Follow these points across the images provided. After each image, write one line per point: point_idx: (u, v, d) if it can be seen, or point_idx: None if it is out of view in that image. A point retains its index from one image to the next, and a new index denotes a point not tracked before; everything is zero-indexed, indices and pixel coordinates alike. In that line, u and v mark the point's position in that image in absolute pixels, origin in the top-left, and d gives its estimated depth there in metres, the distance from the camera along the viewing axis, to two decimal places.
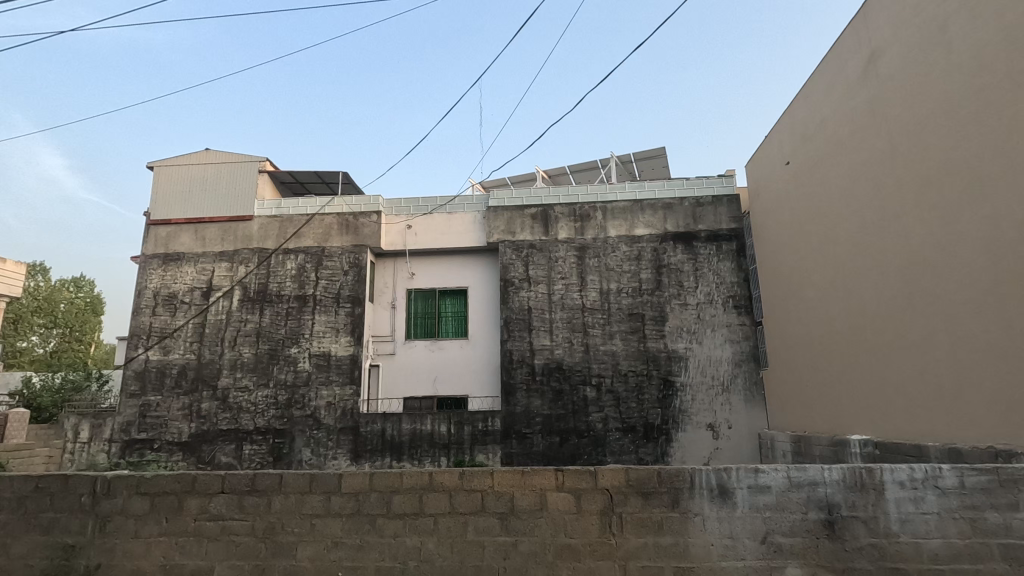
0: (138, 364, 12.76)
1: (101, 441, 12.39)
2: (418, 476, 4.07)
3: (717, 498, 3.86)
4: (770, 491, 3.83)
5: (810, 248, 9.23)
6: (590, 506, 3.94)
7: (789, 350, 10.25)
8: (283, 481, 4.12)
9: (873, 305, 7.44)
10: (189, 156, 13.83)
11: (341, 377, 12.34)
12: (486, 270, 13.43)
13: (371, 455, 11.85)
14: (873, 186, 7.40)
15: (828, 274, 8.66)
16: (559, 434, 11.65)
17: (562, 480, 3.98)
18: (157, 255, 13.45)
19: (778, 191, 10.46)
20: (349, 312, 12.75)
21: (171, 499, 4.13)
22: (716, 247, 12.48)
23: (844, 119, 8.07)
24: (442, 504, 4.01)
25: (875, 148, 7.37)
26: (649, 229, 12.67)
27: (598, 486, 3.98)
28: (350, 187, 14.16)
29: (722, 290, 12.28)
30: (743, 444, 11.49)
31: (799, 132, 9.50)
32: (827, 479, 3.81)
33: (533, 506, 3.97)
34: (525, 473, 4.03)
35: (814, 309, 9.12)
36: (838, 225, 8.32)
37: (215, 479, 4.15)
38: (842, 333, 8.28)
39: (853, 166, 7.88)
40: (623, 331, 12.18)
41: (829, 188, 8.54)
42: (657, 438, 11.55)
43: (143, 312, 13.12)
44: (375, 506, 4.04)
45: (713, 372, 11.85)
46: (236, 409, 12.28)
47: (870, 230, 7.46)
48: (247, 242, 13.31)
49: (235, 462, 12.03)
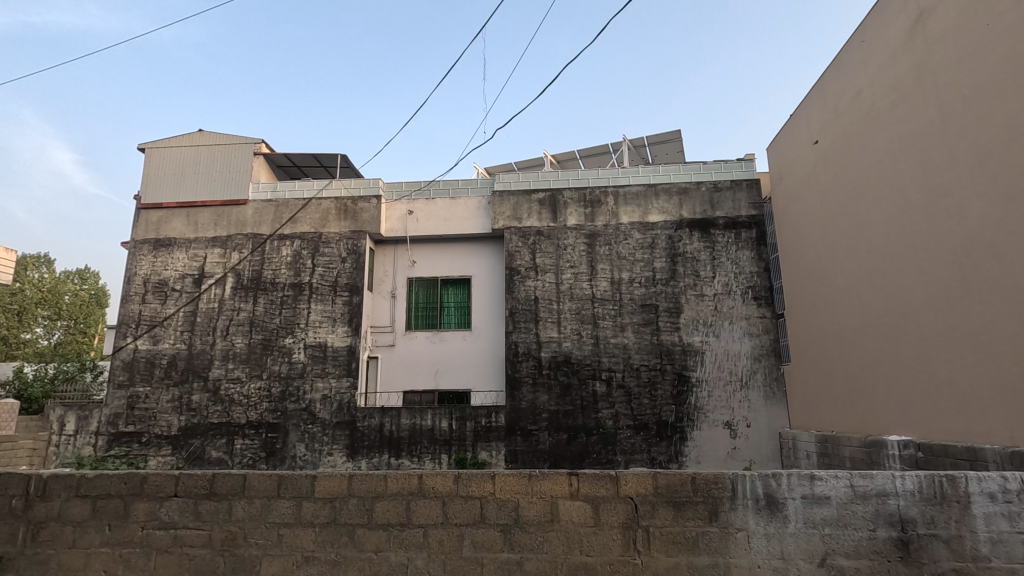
0: (127, 353, 12.21)
1: (87, 434, 11.87)
2: (405, 480, 3.43)
3: (764, 510, 3.20)
4: (830, 504, 3.16)
5: (841, 233, 8.54)
6: (610, 519, 3.29)
7: (814, 345, 9.57)
8: (247, 484, 3.50)
9: (918, 293, 6.73)
10: (182, 138, 13.26)
11: (338, 369, 11.75)
12: (490, 258, 12.78)
13: (368, 451, 11.25)
14: (918, 161, 6.71)
15: (862, 260, 7.97)
16: (568, 431, 11.00)
17: (576, 486, 3.34)
18: (148, 240, 12.88)
19: (804, 173, 9.74)
20: (346, 301, 12.13)
21: (116, 504, 3.51)
22: (735, 235, 11.76)
23: (884, 89, 7.37)
24: (434, 514, 3.37)
25: (921, 119, 6.68)
26: (663, 215, 11.97)
27: (619, 494, 3.32)
28: (349, 171, 13.54)
29: (742, 280, 11.57)
30: (763, 443, 10.79)
31: (829, 107, 8.77)
32: (900, 489, 3.14)
33: (541, 518, 3.32)
34: (531, 478, 3.39)
35: (846, 297, 8.42)
36: (875, 206, 7.61)
37: (169, 481, 3.53)
38: (878, 325, 7.60)
39: (893, 140, 7.18)
40: (635, 324, 11.51)
41: (864, 167, 7.86)
42: (670, 437, 10.87)
43: (131, 300, 12.56)
44: (354, 515, 3.41)
45: (730, 367, 11.17)
46: (228, 402, 11.72)
47: (914, 209, 6.78)
48: (241, 227, 12.72)
49: (226, 458, 11.45)
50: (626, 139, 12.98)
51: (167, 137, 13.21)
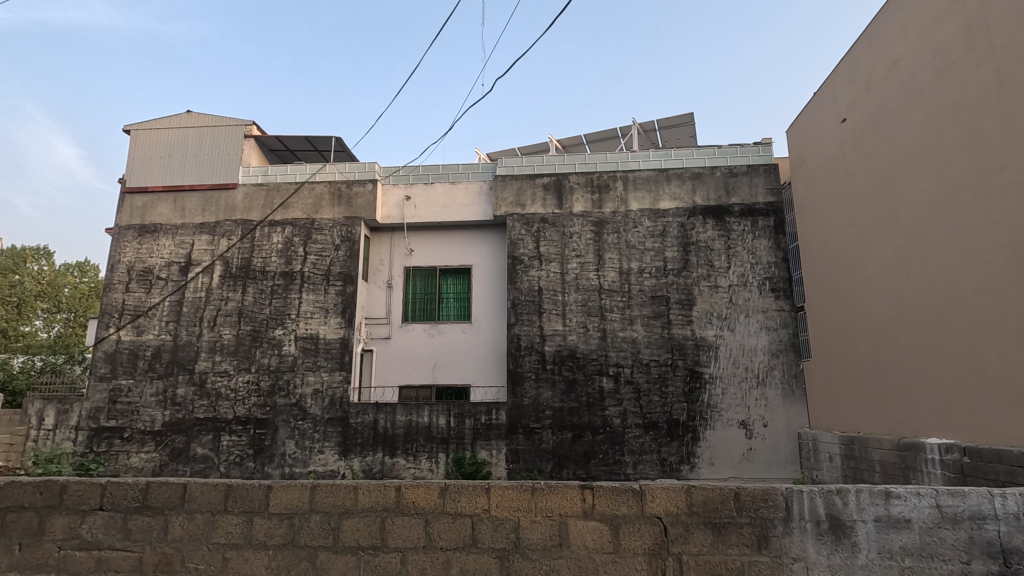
0: (109, 345, 11.62)
1: (67, 428, 11.25)
2: (379, 492, 2.81)
3: (827, 537, 2.55)
4: (910, 529, 2.51)
5: (872, 218, 7.86)
6: (632, 544, 2.66)
7: (838, 339, 8.89)
8: (187, 495, 2.87)
9: (965, 280, 6.07)
10: (169, 119, 12.64)
11: (330, 362, 11.14)
12: (491, 248, 12.14)
13: (361, 449, 10.62)
14: (967, 133, 6.04)
15: (895, 246, 7.31)
16: (572, 430, 10.36)
17: (591, 503, 2.71)
18: (132, 226, 12.25)
19: (829, 156, 9.06)
20: (340, 290, 11.51)
21: (29, 518, 2.89)
22: (752, 223, 11.07)
23: (927, 56, 6.68)
24: (413, 535, 2.74)
25: (971, 86, 6.00)
26: (675, 202, 11.29)
27: (644, 513, 2.69)
28: (344, 155, 12.88)
29: (758, 271, 10.89)
30: (781, 445, 10.12)
31: (860, 81, 8.09)
32: (1001, 512, 2.49)
33: (547, 542, 2.69)
34: (534, 491, 2.76)
35: (878, 287, 7.74)
36: (913, 186, 6.93)
37: (92, 491, 2.89)
38: (914, 316, 6.94)
39: (937, 112, 6.50)
40: (645, 317, 10.85)
41: (899, 144, 7.19)
42: (682, 436, 10.22)
43: (115, 288, 11.95)
44: (315, 535, 2.78)
45: (746, 363, 10.50)
46: (214, 396, 11.12)
47: (961, 188, 6.12)
48: (230, 213, 12.10)
49: (212, 455, 10.84)
50: (636, 122, 12.32)
51: (155, 118, 12.60)
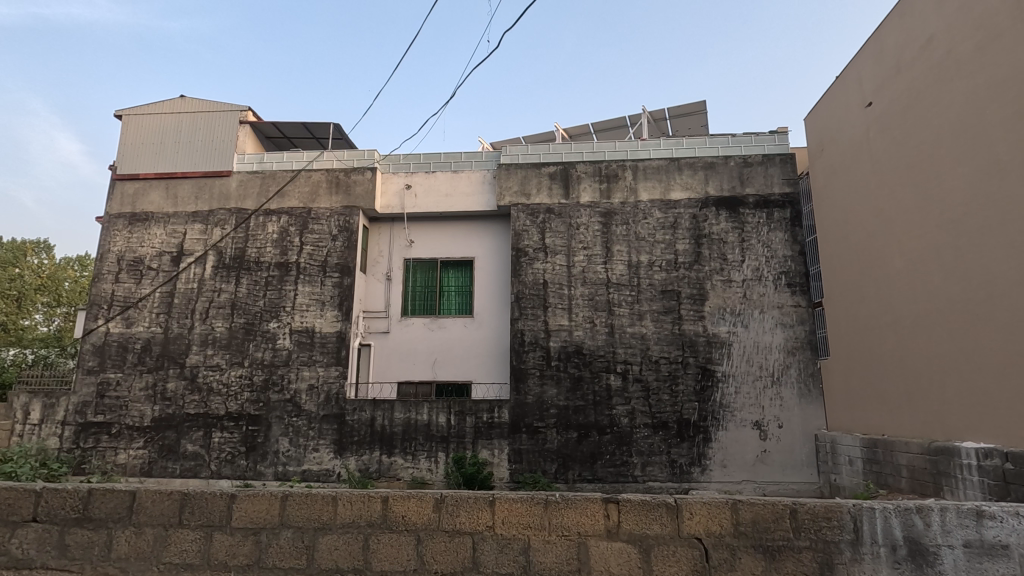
0: (97, 337, 11.20)
1: (53, 423, 10.83)
2: (363, 504, 2.49)
3: (904, 565, 2.23)
4: (1009, 558, 2.19)
5: (899, 208, 7.41)
6: (666, 570, 2.32)
7: (860, 336, 8.43)
8: (135, 506, 2.54)
9: (1009, 271, 5.60)
10: (162, 104, 12.21)
11: (326, 357, 10.71)
12: (494, 240, 11.67)
13: (357, 448, 10.18)
14: (1013, 112, 5.58)
15: (925, 237, 6.86)
16: (578, 429, 9.91)
17: (617, 520, 2.38)
18: (123, 214, 11.82)
19: (852, 142, 8.59)
20: (336, 282, 11.05)
21: None
22: (767, 215, 10.59)
23: (966, 30, 6.20)
24: (403, 556, 2.41)
25: (1018, 61, 5.53)
26: (686, 192, 10.81)
27: (680, 534, 2.36)
28: (343, 142, 12.44)
29: (774, 265, 10.41)
30: (797, 447, 9.65)
31: (889, 61, 7.61)
32: None
33: (562, 566, 2.35)
34: (547, 506, 2.42)
35: (905, 281, 7.28)
36: (948, 171, 6.47)
37: (25, 500, 2.57)
38: (947, 311, 6.46)
39: (979, 90, 6.03)
40: (654, 312, 10.38)
41: (932, 127, 6.74)
42: (693, 438, 9.75)
43: (104, 278, 11.53)
44: (285, 554, 2.46)
45: (760, 361, 10.03)
46: (205, 391, 10.70)
47: (1005, 171, 5.66)
48: (224, 201, 11.66)
49: (202, 453, 10.40)
50: (646, 110, 11.86)
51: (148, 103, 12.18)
